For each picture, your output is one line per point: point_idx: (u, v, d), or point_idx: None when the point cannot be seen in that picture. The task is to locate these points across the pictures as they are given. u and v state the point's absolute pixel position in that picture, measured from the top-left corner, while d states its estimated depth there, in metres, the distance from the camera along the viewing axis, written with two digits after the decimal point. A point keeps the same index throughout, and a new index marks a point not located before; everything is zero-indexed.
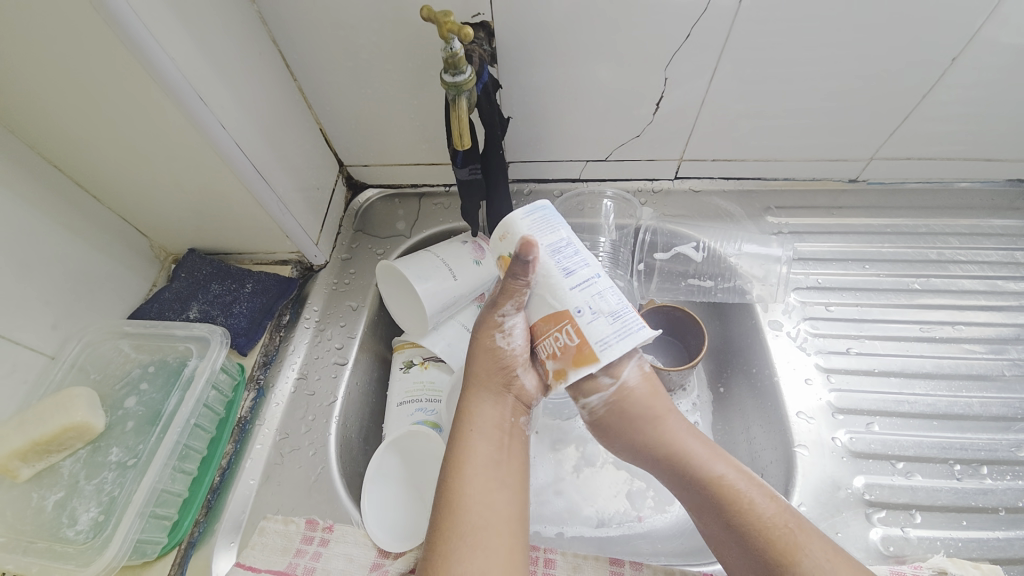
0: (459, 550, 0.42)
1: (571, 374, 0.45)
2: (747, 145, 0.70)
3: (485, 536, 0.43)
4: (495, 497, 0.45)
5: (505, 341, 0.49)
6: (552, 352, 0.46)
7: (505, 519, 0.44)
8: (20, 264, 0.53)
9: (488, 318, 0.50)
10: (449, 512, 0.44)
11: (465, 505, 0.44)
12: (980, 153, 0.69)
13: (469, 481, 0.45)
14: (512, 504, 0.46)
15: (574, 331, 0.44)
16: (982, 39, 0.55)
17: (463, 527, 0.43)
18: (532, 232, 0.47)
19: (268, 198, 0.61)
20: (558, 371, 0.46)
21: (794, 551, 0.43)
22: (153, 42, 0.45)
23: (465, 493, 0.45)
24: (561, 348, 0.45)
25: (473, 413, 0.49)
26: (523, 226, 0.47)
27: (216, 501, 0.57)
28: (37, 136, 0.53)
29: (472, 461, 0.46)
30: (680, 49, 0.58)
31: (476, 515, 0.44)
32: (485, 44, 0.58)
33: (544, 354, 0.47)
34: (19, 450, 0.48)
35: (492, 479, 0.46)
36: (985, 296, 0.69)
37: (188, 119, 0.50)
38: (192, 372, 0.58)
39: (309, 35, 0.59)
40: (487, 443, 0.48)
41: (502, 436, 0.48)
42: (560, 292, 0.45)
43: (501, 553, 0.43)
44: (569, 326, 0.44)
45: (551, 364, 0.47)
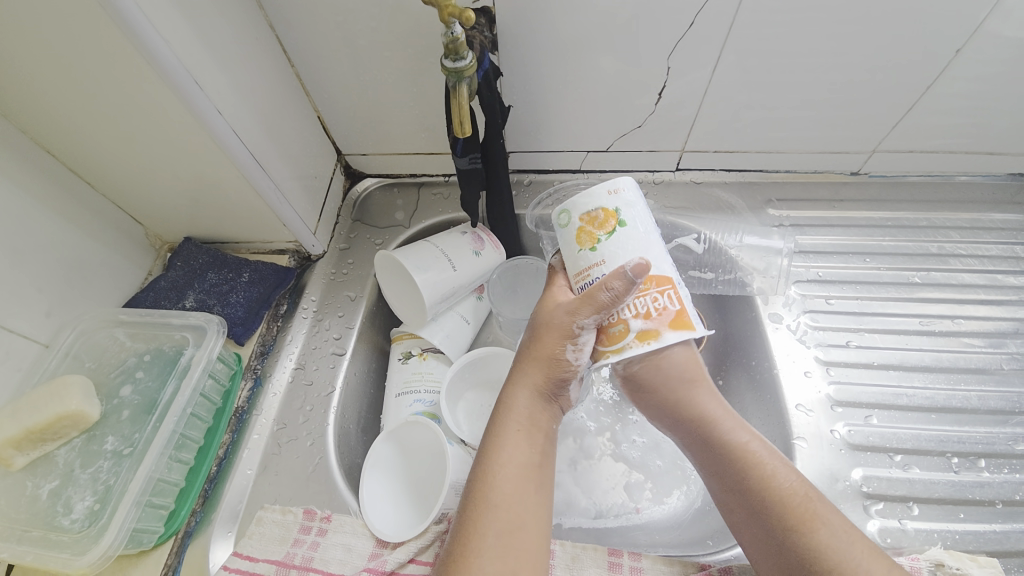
0: (489, 545, 0.42)
1: (665, 335, 0.46)
2: (750, 137, 0.69)
3: (519, 534, 0.43)
4: (531, 499, 0.45)
5: (573, 353, 0.50)
6: (647, 311, 0.47)
7: (534, 521, 0.44)
8: (12, 251, 0.52)
9: (562, 322, 0.49)
10: (484, 507, 0.44)
11: (501, 502, 0.44)
12: (982, 146, 0.68)
13: (507, 480, 0.45)
14: (544, 508, 0.46)
15: (675, 297, 0.47)
16: (990, 30, 0.55)
17: (496, 524, 0.43)
18: (635, 199, 0.50)
19: (266, 186, 0.60)
20: (645, 332, 0.47)
21: (811, 520, 0.44)
22: (148, 24, 0.44)
23: (500, 490, 0.45)
24: (658, 310, 0.47)
25: (518, 413, 0.49)
26: (628, 196, 0.50)
27: (213, 491, 0.56)
28: (30, 121, 0.52)
29: (512, 460, 0.46)
30: (684, 38, 0.57)
31: (512, 513, 0.44)
32: (487, 29, 0.56)
33: (629, 314, 0.47)
34: (14, 439, 0.48)
35: (529, 479, 0.46)
36: (985, 290, 0.69)
37: (185, 106, 0.49)
38: (189, 361, 0.57)
39: (306, 20, 0.58)
40: (529, 445, 0.48)
41: (540, 440, 0.49)
42: (657, 258, 0.48)
43: (531, 554, 0.43)
44: (671, 291, 0.47)
45: (641, 323, 0.47)
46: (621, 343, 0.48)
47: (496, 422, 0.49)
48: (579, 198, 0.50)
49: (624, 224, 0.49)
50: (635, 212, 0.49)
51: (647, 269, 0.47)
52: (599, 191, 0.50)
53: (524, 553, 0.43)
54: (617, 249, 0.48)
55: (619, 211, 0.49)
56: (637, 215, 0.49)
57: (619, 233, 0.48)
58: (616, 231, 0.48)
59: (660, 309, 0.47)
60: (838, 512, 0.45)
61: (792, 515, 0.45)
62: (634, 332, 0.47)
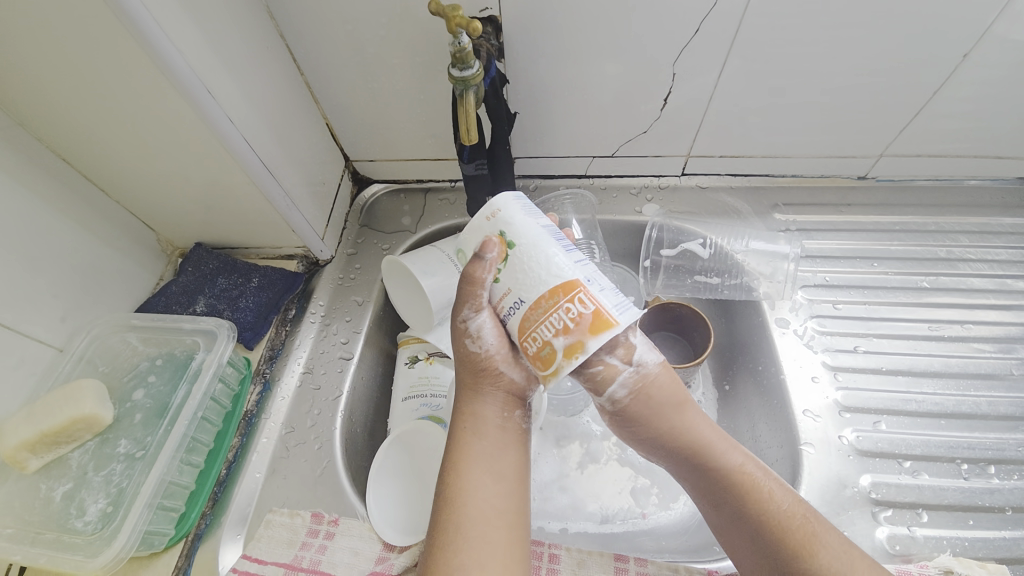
0: (460, 543, 0.42)
1: (590, 344, 0.39)
2: (755, 142, 0.69)
3: (485, 531, 0.43)
4: (493, 496, 0.44)
5: (477, 345, 0.46)
6: (563, 325, 0.40)
7: (502, 516, 0.44)
8: (29, 257, 0.53)
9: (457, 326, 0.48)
10: (447, 505, 0.44)
11: (462, 500, 0.44)
12: (991, 150, 0.68)
13: (467, 479, 0.45)
14: (510, 501, 0.45)
15: (588, 299, 0.40)
16: (997, 34, 0.55)
17: (462, 522, 0.43)
18: (519, 213, 0.45)
19: (275, 192, 0.61)
20: (570, 347, 0.40)
21: (811, 544, 0.43)
22: (161, 34, 0.45)
23: (461, 488, 0.44)
24: (574, 319, 0.40)
25: (468, 413, 0.48)
26: (510, 210, 0.45)
27: (223, 494, 0.57)
28: (46, 130, 0.53)
29: (468, 458, 0.46)
30: (690, 44, 0.58)
31: (474, 510, 0.43)
32: (493, 38, 0.57)
33: (548, 333, 0.41)
34: (29, 442, 0.49)
35: (490, 477, 0.45)
36: (995, 295, 0.68)
37: (197, 114, 0.50)
38: (200, 366, 0.58)
39: (316, 29, 0.59)
40: (485, 440, 0.47)
41: (496, 432, 0.47)
42: (560, 263, 0.42)
43: (501, 550, 0.42)
44: (580, 294, 0.40)
45: (562, 340, 0.40)
46: (553, 367, 0.41)
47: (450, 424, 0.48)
48: (468, 235, 0.46)
49: (515, 243, 0.43)
50: (519, 226, 0.43)
51: (551, 279, 0.41)
52: (478, 224, 0.45)
53: (494, 548, 0.42)
54: (517, 270, 0.42)
55: (505, 232, 0.44)
56: (527, 226, 0.44)
57: (512, 253, 0.43)
58: (509, 254, 0.43)
59: (577, 318, 0.40)
60: (831, 538, 0.43)
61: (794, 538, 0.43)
62: (559, 352, 0.40)
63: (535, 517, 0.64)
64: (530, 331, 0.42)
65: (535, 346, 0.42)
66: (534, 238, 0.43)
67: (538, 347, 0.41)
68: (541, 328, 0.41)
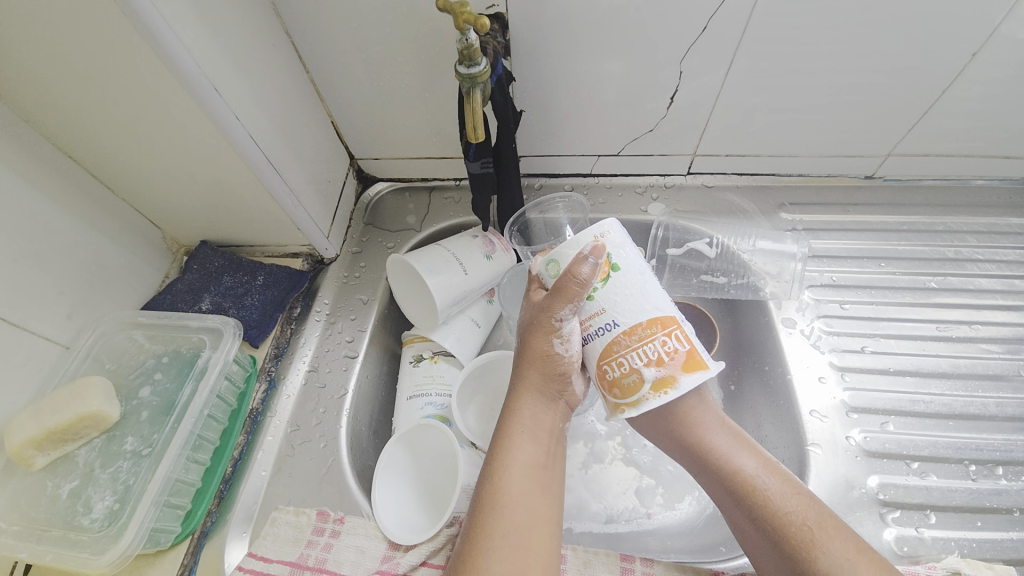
0: (499, 546, 0.42)
1: (681, 381, 0.42)
2: (762, 141, 0.69)
3: (527, 536, 0.43)
4: (535, 502, 0.45)
5: (561, 347, 0.46)
6: (658, 357, 0.42)
7: (544, 522, 0.45)
8: (36, 254, 0.53)
9: (543, 322, 0.46)
10: (492, 507, 0.44)
11: (506, 503, 0.44)
12: (998, 150, 0.68)
13: (513, 482, 0.45)
14: (551, 510, 0.46)
15: (683, 337, 0.43)
16: (1006, 33, 0.54)
17: (506, 525, 0.43)
18: (623, 238, 0.46)
19: (280, 190, 0.60)
20: (660, 380, 0.42)
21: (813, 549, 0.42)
22: (169, 31, 0.44)
23: (506, 489, 0.45)
24: (669, 354, 0.42)
25: (523, 414, 0.49)
26: (614, 230, 0.45)
27: (228, 491, 0.57)
28: (53, 127, 0.53)
29: (518, 462, 0.46)
30: (697, 42, 0.57)
31: (520, 516, 0.44)
32: (500, 35, 0.57)
33: (639, 362, 0.42)
34: (35, 439, 0.49)
35: (534, 481, 0.46)
36: (1002, 296, 0.68)
37: (203, 112, 0.50)
38: (206, 363, 0.58)
39: (322, 27, 0.59)
40: (535, 444, 0.48)
41: (547, 439, 0.48)
42: (658, 298, 0.44)
43: (540, 554, 0.43)
44: (677, 332, 0.42)
45: (654, 371, 0.42)
46: (637, 396, 0.42)
47: (501, 424, 0.49)
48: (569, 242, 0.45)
49: (620, 267, 0.44)
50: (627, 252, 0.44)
51: (651, 312, 0.43)
52: (585, 233, 0.45)
53: (535, 555, 0.43)
54: (616, 295, 0.43)
55: (610, 254, 0.44)
56: (630, 255, 0.45)
57: (616, 277, 0.44)
58: (612, 276, 0.44)
59: (671, 356, 0.42)
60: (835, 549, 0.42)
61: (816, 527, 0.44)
62: (648, 383, 0.42)
63: None
64: (619, 355, 0.43)
65: (620, 369, 0.43)
66: (635, 269, 0.44)
67: (624, 373, 0.42)
68: (632, 355, 0.42)
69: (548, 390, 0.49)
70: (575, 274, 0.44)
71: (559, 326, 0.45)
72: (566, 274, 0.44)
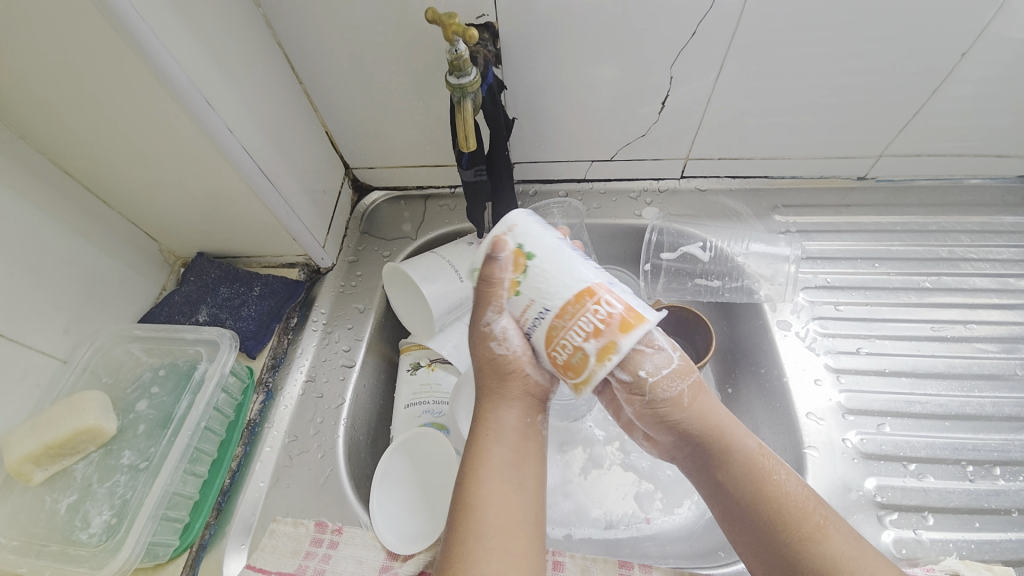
0: (477, 551, 0.41)
1: (623, 344, 0.41)
2: (754, 144, 0.70)
3: (504, 539, 0.42)
4: (513, 507, 0.43)
5: (503, 349, 0.47)
6: (594, 328, 0.41)
7: (521, 524, 0.43)
8: (32, 269, 0.54)
9: (478, 329, 0.48)
10: (466, 511, 0.43)
11: (480, 507, 0.43)
12: (989, 149, 0.68)
13: (486, 484, 0.44)
14: (533, 513, 0.44)
15: (613, 298, 0.42)
16: (995, 32, 0.55)
17: (480, 530, 0.42)
18: (533, 228, 0.46)
19: (275, 201, 0.61)
20: (603, 348, 0.41)
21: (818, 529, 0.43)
22: (162, 48, 0.45)
23: (480, 497, 0.43)
24: (604, 320, 0.41)
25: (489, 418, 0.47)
26: (524, 225, 0.46)
27: (226, 503, 0.57)
28: (49, 144, 0.54)
29: (488, 464, 0.45)
30: (687, 47, 0.58)
31: (495, 519, 0.42)
32: (490, 45, 0.58)
33: (578, 339, 0.42)
34: (33, 454, 0.49)
35: (506, 483, 0.44)
36: (997, 295, 0.68)
37: (197, 126, 0.51)
38: (202, 376, 0.58)
39: (314, 38, 0.59)
40: (505, 445, 0.46)
41: (518, 439, 0.47)
42: (580, 270, 0.43)
43: (523, 559, 0.41)
44: (606, 296, 0.42)
45: (594, 344, 0.41)
46: (587, 372, 0.42)
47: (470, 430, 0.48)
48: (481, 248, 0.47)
49: (534, 255, 0.44)
50: (536, 239, 0.45)
51: (574, 285, 0.42)
52: (494, 233, 0.46)
53: (513, 559, 0.41)
54: (539, 282, 0.43)
55: (522, 245, 0.45)
56: (541, 240, 0.45)
57: (533, 266, 0.44)
58: (530, 266, 0.44)
59: (606, 324, 0.41)
60: (844, 525, 0.44)
61: (806, 527, 0.43)
62: (593, 356, 0.41)
63: None
64: (559, 337, 0.42)
65: (563, 351, 0.43)
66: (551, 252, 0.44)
67: (569, 352, 0.42)
68: (570, 333, 0.42)
69: (511, 389, 0.48)
70: (490, 276, 0.46)
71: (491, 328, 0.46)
72: (479, 281, 0.46)
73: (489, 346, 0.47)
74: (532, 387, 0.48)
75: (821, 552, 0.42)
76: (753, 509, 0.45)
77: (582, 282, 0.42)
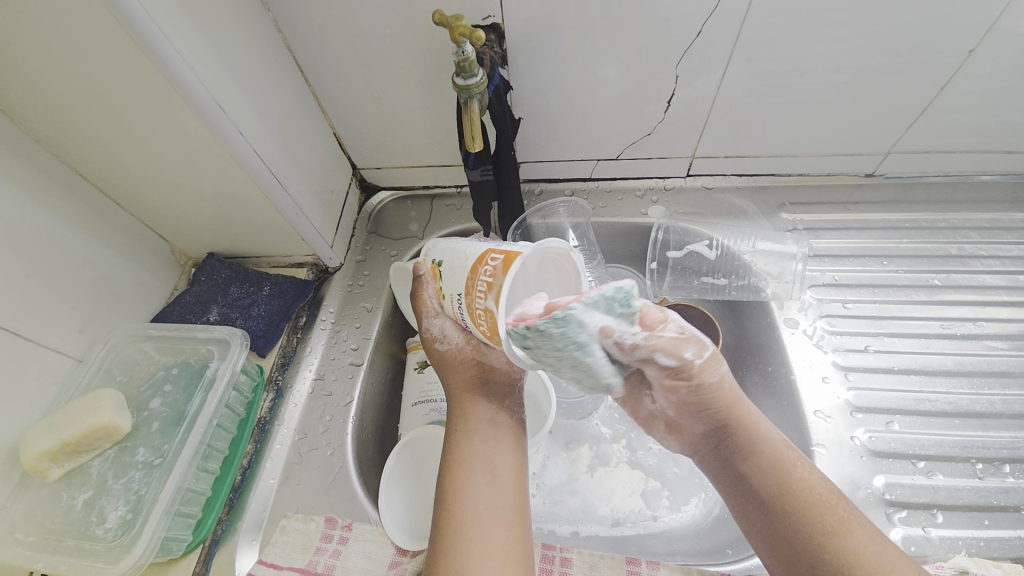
0: (457, 539, 0.44)
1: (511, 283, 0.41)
2: (761, 142, 0.69)
3: (480, 527, 0.45)
4: (494, 491, 0.47)
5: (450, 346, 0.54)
6: (486, 283, 0.43)
7: (495, 510, 0.46)
8: (48, 270, 0.55)
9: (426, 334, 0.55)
10: (443, 505, 0.46)
11: (456, 499, 0.46)
12: (999, 145, 0.67)
13: (460, 477, 0.47)
14: (513, 495, 0.48)
15: (495, 251, 0.44)
16: (1005, 26, 0.54)
17: (458, 520, 0.45)
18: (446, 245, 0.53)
19: (285, 202, 0.62)
20: (498, 295, 0.42)
21: (841, 525, 0.45)
22: (175, 53, 0.46)
23: (456, 488, 0.47)
24: (489, 272, 0.43)
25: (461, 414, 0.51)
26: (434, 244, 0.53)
27: (238, 500, 0.58)
28: (64, 148, 0.55)
29: (461, 456, 0.49)
30: (693, 45, 0.58)
31: (471, 507, 0.46)
32: (496, 46, 0.58)
33: (483, 300, 0.43)
34: (50, 451, 0.50)
35: (479, 473, 0.48)
36: (1006, 292, 0.68)
37: (209, 129, 0.51)
38: (214, 374, 0.59)
39: (322, 40, 0.60)
40: (477, 437, 0.50)
41: (489, 431, 0.50)
42: (471, 248, 0.47)
43: (501, 540, 0.44)
44: (487, 254, 0.44)
45: (491, 296, 0.42)
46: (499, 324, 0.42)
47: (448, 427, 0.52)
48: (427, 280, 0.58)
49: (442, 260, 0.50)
50: (442, 249, 0.51)
51: (468, 261, 0.46)
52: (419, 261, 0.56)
53: (489, 542, 0.44)
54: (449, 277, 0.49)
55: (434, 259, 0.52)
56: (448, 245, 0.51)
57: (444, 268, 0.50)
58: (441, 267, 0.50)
59: (490, 278, 0.43)
60: (868, 523, 0.45)
61: (829, 520, 0.45)
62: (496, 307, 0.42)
63: (544, 521, 0.64)
64: (474, 311, 0.45)
65: (482, 320, 0.44)
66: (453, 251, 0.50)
67: (487, 317, 0.43)
68: (476, 299, 0.44)
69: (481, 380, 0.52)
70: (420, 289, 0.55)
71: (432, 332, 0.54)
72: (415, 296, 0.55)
73: (439, 348, 0.55)
74: (497, 377, 0.53)
75: (843, 547, 0.44)
76: (776, 502, 0.46)
77: (468, 255, 0.46)
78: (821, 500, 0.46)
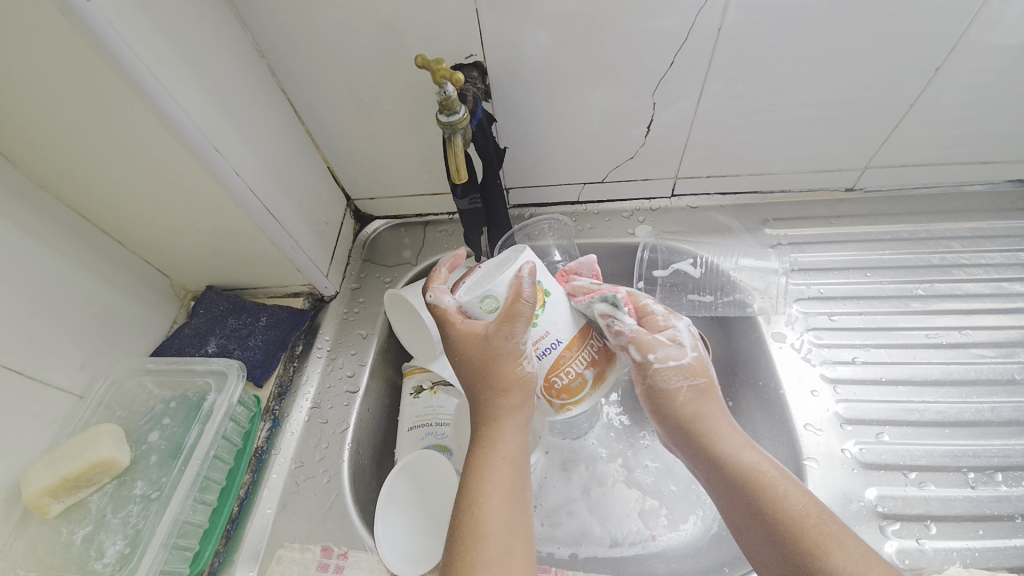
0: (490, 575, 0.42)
1: (608, 373, 0.55)
2: (741, 161, 0.72)
3: (515, 560, 0.44)
4: (520, 523, 0.46)
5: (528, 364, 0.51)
6: (592, 359, 0.54)
7: (526, 546, 0.45)
8: (51, 308, 0.57)
9: (498, 345, 0.50)
10: (473, 539, 0.44)
11: (491, 533, 0.45)
12: (974, 156, 0.69)
13: (495, 510, 0.46)
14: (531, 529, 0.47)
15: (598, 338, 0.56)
16: (966, 46, 0.57)
17: (490, 555, 0.43)
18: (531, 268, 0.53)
19: (280, 236, 0.64)
20: (595, 376, 0.54)
21: (821, 544, 0.43)
22: (173, 102, 0.49)
23: (490, 522, 0.45)
24: (597, 354, 0.54)
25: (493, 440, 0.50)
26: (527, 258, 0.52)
27: (235, 531, 0.58)
28: (66, 192, 0.57)
29: (495, 486, 0.47)
30: (669, 72, 0.61)
31: (504, 542, 0.44)
32: (479, 82, 0.61)
33: (581, 366, 0.53)
34: (50, 487, 0.51)
35: (514, 506, 0.47)
36: (990, 299, 0.68)
37: (205, 169, 0.54)
38: (211, 406, 0.60)
39: (316, 80, 0.63)
40: (507, 467, 0.49)
41: (519, 460, 0.50)
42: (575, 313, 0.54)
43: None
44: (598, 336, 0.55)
45: (591, 371, 0.53)
46: (581, 394, 0.53)
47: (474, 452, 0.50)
48: (477, 283, 0.53)
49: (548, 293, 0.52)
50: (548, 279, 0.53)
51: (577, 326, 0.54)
52: (515, 266, 0.50)
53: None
54: (552, 317, 0.52)
55: (541, 281, 0.52)
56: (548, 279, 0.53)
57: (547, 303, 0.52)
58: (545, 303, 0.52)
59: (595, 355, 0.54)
60: (854, 544, 0.42)
61: (807, 540, 0.43)
62: (589, 382, 0.53)
63: (543, 543, 0.64)
64: (564, 366, 0.52)
65: (568, 377, 0.52)
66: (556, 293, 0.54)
67: (576, 379, 0.52)
68: (576, 362, 0.52)
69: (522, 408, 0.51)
70: (522, 295, 0.49)
71: (523, 347, 0.50)
72: (513, 300, 0.49)
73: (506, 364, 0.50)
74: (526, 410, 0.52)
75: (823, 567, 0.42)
76: (751, 524, 0.46)
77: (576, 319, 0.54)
78: (799, 520, 0.44)
